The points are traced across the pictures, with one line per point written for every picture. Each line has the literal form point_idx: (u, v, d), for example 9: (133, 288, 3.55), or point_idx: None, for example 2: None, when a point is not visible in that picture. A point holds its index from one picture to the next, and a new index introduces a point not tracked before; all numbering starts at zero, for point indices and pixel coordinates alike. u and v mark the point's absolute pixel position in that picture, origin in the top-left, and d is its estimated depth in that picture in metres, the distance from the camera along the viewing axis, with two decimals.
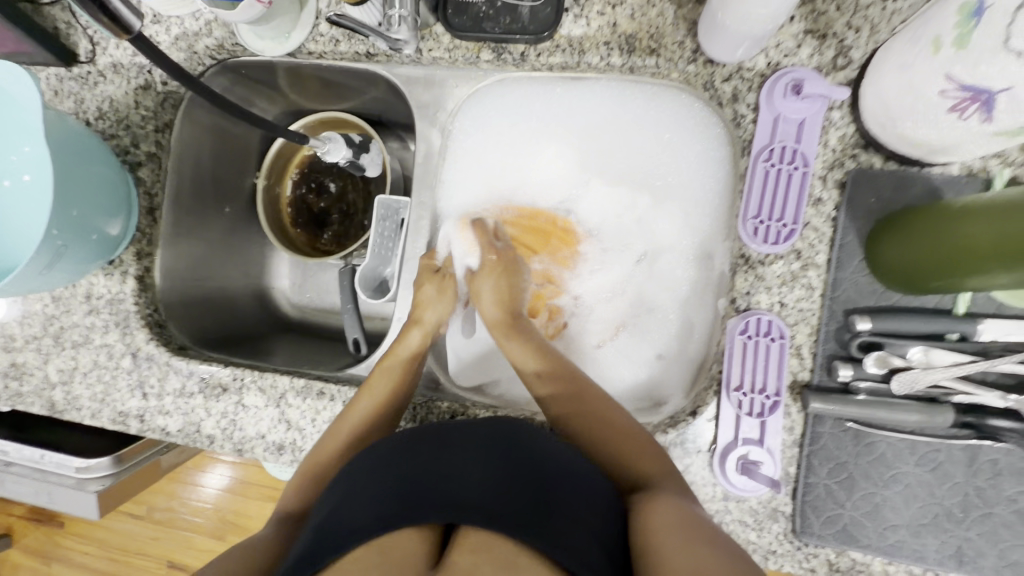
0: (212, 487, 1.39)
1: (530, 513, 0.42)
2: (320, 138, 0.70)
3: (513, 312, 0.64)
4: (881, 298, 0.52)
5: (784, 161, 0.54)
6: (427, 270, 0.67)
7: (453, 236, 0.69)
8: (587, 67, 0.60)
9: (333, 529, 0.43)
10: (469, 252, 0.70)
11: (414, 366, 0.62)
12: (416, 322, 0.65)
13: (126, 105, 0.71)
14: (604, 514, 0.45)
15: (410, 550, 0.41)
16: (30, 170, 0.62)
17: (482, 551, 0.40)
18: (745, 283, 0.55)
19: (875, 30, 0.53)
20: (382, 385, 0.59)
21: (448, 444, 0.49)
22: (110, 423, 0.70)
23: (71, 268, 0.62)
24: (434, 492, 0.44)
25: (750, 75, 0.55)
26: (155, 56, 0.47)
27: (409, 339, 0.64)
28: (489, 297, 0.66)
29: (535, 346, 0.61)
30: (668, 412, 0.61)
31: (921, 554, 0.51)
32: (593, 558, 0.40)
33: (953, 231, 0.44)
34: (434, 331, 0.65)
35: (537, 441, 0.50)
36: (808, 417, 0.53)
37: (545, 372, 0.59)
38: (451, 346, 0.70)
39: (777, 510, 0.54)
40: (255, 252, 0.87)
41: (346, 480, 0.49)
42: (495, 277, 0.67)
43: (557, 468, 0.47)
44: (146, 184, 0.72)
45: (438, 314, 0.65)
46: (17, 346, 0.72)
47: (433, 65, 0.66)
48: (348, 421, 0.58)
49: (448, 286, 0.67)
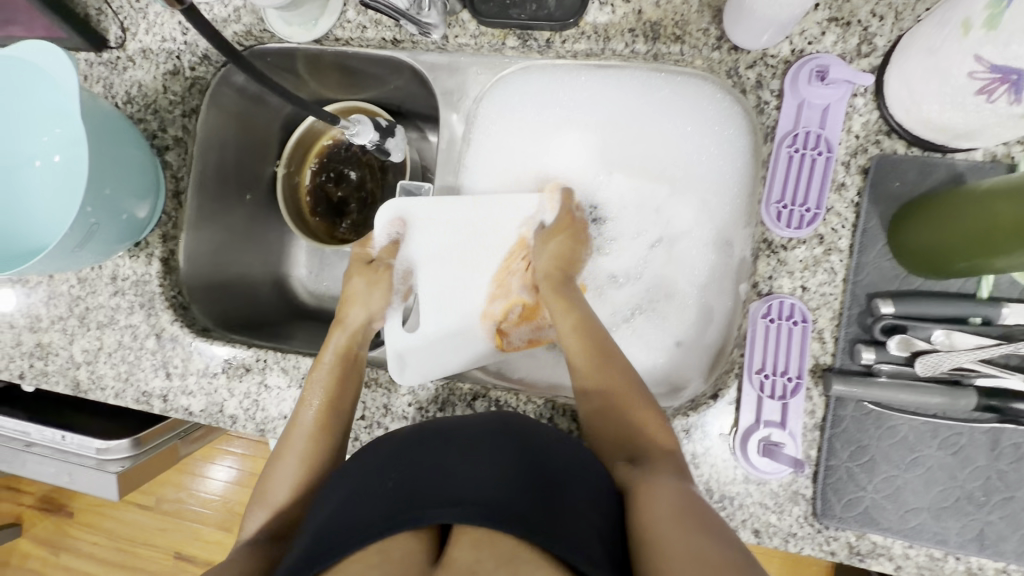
0: (219, 479, 1.40)
1: (534, 510, 0.41)
2: (349, 119, 0.67)
3: (567, 279, 0.65)
4: (904, 283, 0.52)
5: (808, 146, 0.54)
6: (360, 261, 0.71)
7: (396, 224, 0.69)
8: (612, 54, 0.61)
9: (334, 530, 0.43)
10: (410, 239, 0.69)
11: (349, 365, 0.64)
12: (343, 323, 0.67)
13: (153, 89, 0.72)
14: (603, 514, 0.45)
15: (411, 550, 0.41)
16: (60, 152, 0.64)
17: (484, 546, 0.39)
18: (768, 267, 0.55)
19: (900, 17, 0.53)
20: (322, 380, 0.61)
21: (448, 443, 0.49)
22: (133, 402, 0.71)
23: (99, 247, 0.63)
24: (433, 489, 0.43)
25: (775, 62, 0.56)
26: (204, 28, 0.47)
27: (336, 340, 0.65)
28: (545, 259, 0.66)
29: (583, 321, 0.61)
30: (689, 394, 0.62)
31: (942, 537, 0.51)
32: (599, 555, 0.40)
33: (971, 220, 0.45)
34: (360, 331, 0.67)
35: (537, 439, 0.51)
36: (829, 400, 0.53)
37: (586, 357, 0.59)
38: (390, 342, 0.67)
39: (798, 493, 0.54)
40: (274, 239, 0.88)
41: (347, 481, 0.50)
42: (562, 239, 0.66)
43: (559, 469, 0.47)
44: (172, 167, 0.73)
45: (359, 312, 0.68)
46: (43, 326, 0.73)
47: (458, 52, 0.67)
48: (295, 435, 0.59)
49: (375, 280, 0.69)
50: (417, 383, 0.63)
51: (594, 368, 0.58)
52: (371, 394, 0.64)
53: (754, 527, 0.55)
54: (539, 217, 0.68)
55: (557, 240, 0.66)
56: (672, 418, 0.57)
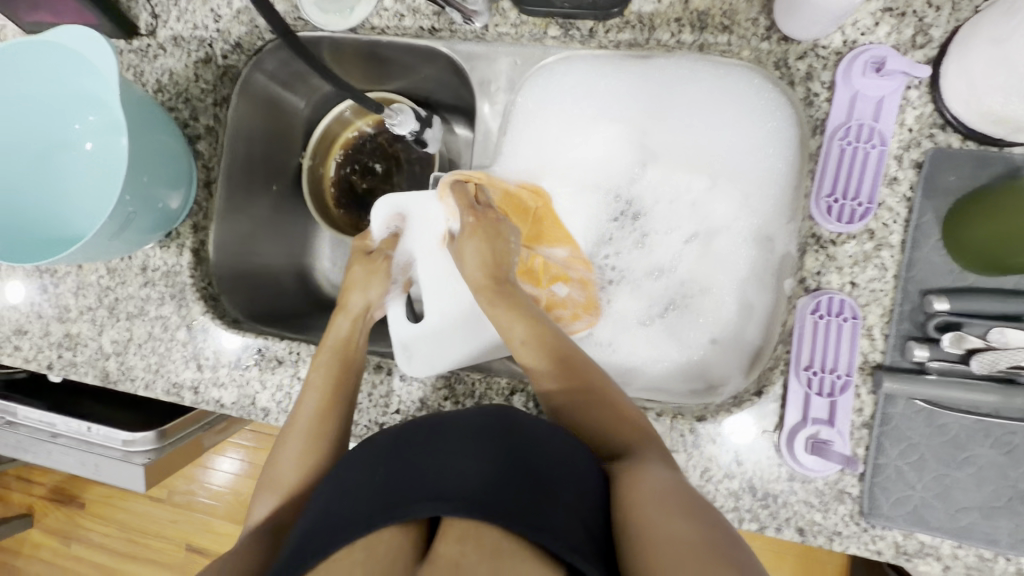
0: (229, 472, 1.40)
1: (517, 501, 0.40)
2: (392, 108, 0.66)
3: (497, 276, 0.63)
4: (957, 279, 0.51)
5: (861, 139, 0.53)
6: (360, 251, 0.73)
7: (395, 218, 0.73)
8: (656, 45, 0.60)
9: (323, 529, 0.43)
10: (409, 230, 0.74)
11: (354, 352, 0.64)
12: (345, 310, 0.68)
13: (185, 78, 0.71)
14: (593, 505, 0.43)
15: (397, 545, 0.40)
16: (93, 140, 0.67)
17: (468, 540, 0.38)
18: (816, 263, 0.55)
19: (957, 8, 0.52)
20: (326, 363, 0.62)
21: (438, 435, 0.47)
22: (163, 394, 0.70)
23: (134, 238, 0.62)
24: (420, 484, 0.42)
25: (826, 53, 0.55)
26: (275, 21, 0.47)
27: (339, 326, 0.66)
28: (471, 260, 0.64)
29: (532, 329, 0.58)
30: (729, 391, 0.61)
31: (993, 537, 0.50)
32: (583, 546, 0.39)
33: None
34: (362, 317, 0.68)
35: (530, 429, 0.48)
36: (878, 398, 0.53)
37: (542, 366, 0.56)
38: (396, 334, 0.70)
39: (844, 492, 0.53)
40: (299, 231, 0.87)
41: (338, 475, 0.50)
42: (477, 239, 0.65)
43: (550, 459, 0.45)
44: (204, 157, 0.72)
45: (362, 297, 0.69)
46: (72, 316, 0.73)
47: (496, 41, 0.66)
48: (297, 421, 0.59)
49: (375, 267, 0.71)
50: (454, 376, 0.63)
51: (558, 375, 0.55)
52: (406, 387, 0.63)
53: (799, 526, 0.54)
54: (449, 226, 0.71)
55: (476, 238, 0.65)
56: (715, 414, 0.56)
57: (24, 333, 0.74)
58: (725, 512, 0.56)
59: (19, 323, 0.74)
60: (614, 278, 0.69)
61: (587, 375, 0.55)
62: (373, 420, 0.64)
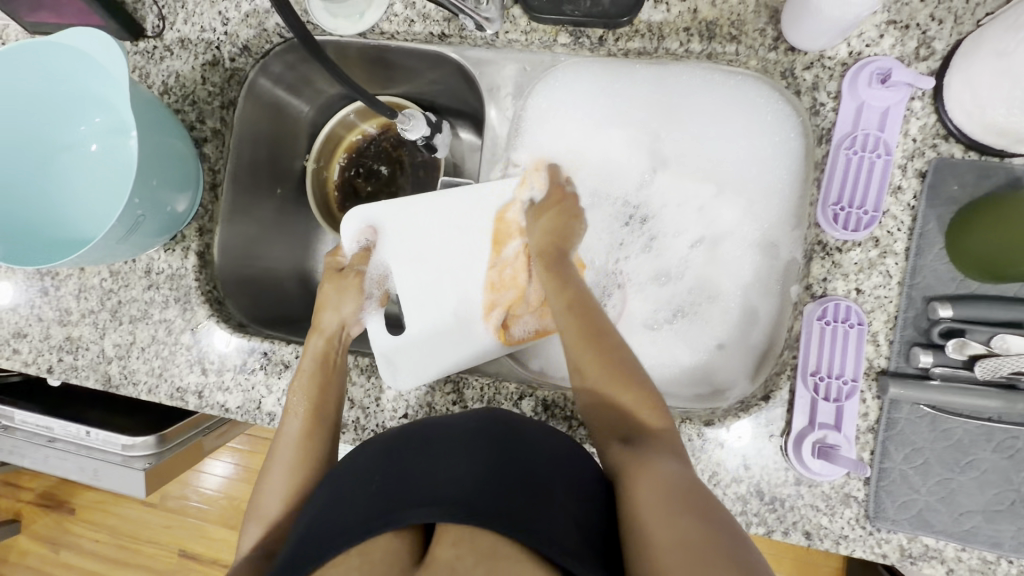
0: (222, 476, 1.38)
1: (509, 503, 0.40)
2: (403, 114, 0.66)
3: (558, 249, 0.64)
4: (960, 286, 0.53)
5: (867, 148, 0.54)
6: (332, 268, 0.72)
7: (366, 232, 0.71)
8: (665, 53, 0.61)
9: (319, 536, 0.43)
10: (383, 245, 0.71)
11: (327, 369, 0.63)
12: (317, 329, 0.66)
13: (191, 80, 0.70)
14: (585, 505, 0.44)
15: (394, 551, 0.40)
16: (98, 141, 0.66)
17: (464, 542, 0.38)
18: (822, 269, 0.55)
19: (959, 22, 0.53)
20: (303, 386, 0.61)
21: (430, 442, 0.48)
22: (167, 398, 0.69)
23: (140, 241, 0.62)
24: (414, 490, 0.42)
25: (832, 64, 0.56)
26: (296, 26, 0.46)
27: (313, 345, 0.64)
28: (539, 231, 0.65)
29: (579, 299, 0.59)
30: (735, 396, 0.62)
31: (996, 540, 0.51)
32: (579, 548, 0.39)
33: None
34: (337, 335, 0.67)
35: (519, 431, 0.49)
36: (883, 403, 0.53)
37: (585, 339, 0.56)
38: (377, 345, 0.68)
39: (850, 496, 0.54)
40: (302, 235, 0.86)
41: (331, 484, 0.50)
42: (549, 216, 0.66)
43: (539, 459, 0.46)
44: (210, 160, 0.72)
45: (334, 316, 0.68)
46: (73, 320, 0.72)
47: (505, 48, 0.66)
48: (281, 448, 0.59)
49: (346, 285, 0.70)
50: (463, 380, 0.63)
51: (596, 357, 0.55)
52: (415, 392, 0.63)
53: (806, 530, 0.55)
54: (528, 195, 0.69)
55: (548, 213, 0.66)
56: (722, 419, 0.57)
57: (24, 335, 0.73)
58: (732, 515, 0.56)
59: (19, 326, 0.73)
60: (621, 282, 0.69)
61: (619, 352, 0.55)
62: (381, 425, 0.64)
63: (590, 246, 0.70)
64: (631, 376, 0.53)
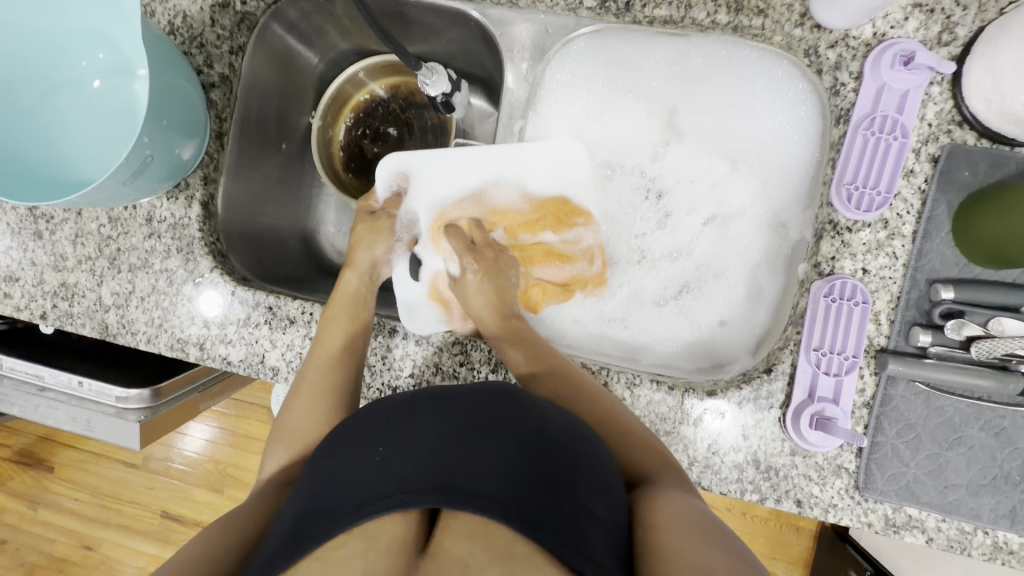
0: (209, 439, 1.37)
1: (529, 499, 0.38)
2: (427, 66, 0.65)
3: (506, 312, 0.65)
4: (963, 271, 0.54)
5: (885, 130, 0.55)
6: (365, 212, 0.74)
7: (400, 177, 0.74)
8: (690, 23, 0.60)
9: (323, 509, 0.41)
10: (414, 190, 0.74)
11: (359, 301, 0.66)
12: (351, 266, 0.69)
13: (199, 21, 0.68)
14: (615, 508, 0.42)
15: (397, 537, 0.38)
16: (100, 79, 0.64)
17: (476, 537, 0.37)
18: (831, 248, 0.57)
19: (982, 9, 0.54)
20: (342, 315, 0.63)
21: (439, 416, 0.45)
22: (167, 349, 0.68)
23: (147, 183, 0.60)
24: (430, 470, 0.40)
25: (856, 44, 0.56)
26: None
27: (347, 281, 0.68)
28: (478, 297, 0.66)
29: (534, 347, 0.60)
30: (737, 369, 0.64)
31: (976, 512, 0.54)
32: (605, 562, 0.37)
33: None
34: (368, 272, 0.70)
35: (532, 413, 0.46)
36: (881, 379, 0.55)
37: (536, 360, 0.58)
38: (401, 292, 0.72)
39: (841, 467, 0.56)
40: (308, 195, 0.85)
41: (327, 455, 0.47)
42: (482, 277, 0.67)
43: (556, 445, 0.43)
44: (217, 107, 0.70)
45: (371, 254, 0.70)
46: (68, 266, 0.70)
47: (528, 7, 0.65)
48: (309, 374, 0.59)
49: (378, 224, 0.72)
50: (470, 342, 0.63)
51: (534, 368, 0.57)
52: (422, 353, 0.63)
53: (797, 498, 0.57)
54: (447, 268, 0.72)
55: (482, 272, 0.68)
56: (725, 390, 0.58)
57: (16, 280, 0.71)
58: (728, 483, 0.58)
59: (9, 270, 0.71)
60: (628, 258, 0.70)
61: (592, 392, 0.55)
62: (386, 383, 0.64)
63: (611, 219, 0.71)
64: (591, 397, 0.55)
